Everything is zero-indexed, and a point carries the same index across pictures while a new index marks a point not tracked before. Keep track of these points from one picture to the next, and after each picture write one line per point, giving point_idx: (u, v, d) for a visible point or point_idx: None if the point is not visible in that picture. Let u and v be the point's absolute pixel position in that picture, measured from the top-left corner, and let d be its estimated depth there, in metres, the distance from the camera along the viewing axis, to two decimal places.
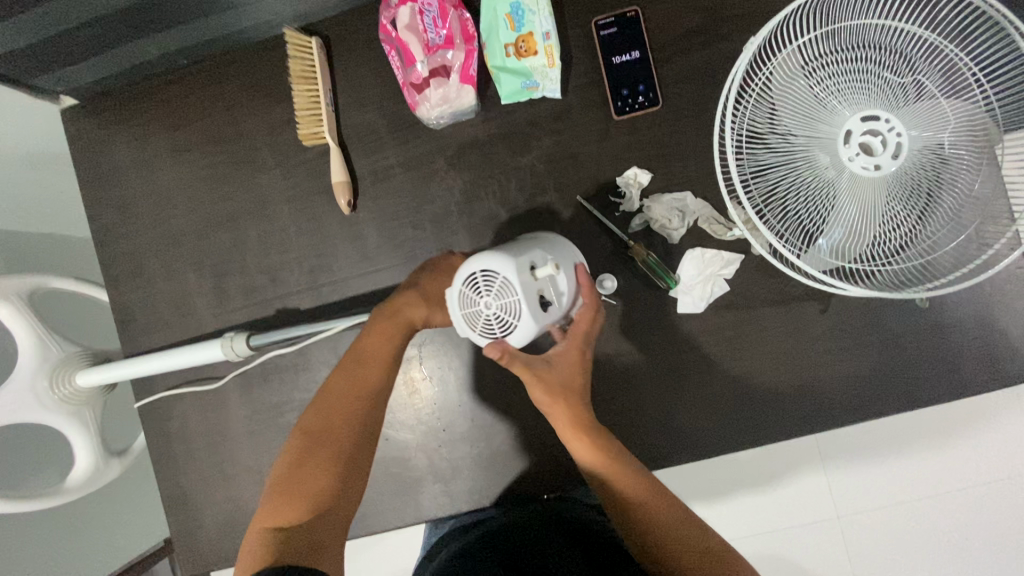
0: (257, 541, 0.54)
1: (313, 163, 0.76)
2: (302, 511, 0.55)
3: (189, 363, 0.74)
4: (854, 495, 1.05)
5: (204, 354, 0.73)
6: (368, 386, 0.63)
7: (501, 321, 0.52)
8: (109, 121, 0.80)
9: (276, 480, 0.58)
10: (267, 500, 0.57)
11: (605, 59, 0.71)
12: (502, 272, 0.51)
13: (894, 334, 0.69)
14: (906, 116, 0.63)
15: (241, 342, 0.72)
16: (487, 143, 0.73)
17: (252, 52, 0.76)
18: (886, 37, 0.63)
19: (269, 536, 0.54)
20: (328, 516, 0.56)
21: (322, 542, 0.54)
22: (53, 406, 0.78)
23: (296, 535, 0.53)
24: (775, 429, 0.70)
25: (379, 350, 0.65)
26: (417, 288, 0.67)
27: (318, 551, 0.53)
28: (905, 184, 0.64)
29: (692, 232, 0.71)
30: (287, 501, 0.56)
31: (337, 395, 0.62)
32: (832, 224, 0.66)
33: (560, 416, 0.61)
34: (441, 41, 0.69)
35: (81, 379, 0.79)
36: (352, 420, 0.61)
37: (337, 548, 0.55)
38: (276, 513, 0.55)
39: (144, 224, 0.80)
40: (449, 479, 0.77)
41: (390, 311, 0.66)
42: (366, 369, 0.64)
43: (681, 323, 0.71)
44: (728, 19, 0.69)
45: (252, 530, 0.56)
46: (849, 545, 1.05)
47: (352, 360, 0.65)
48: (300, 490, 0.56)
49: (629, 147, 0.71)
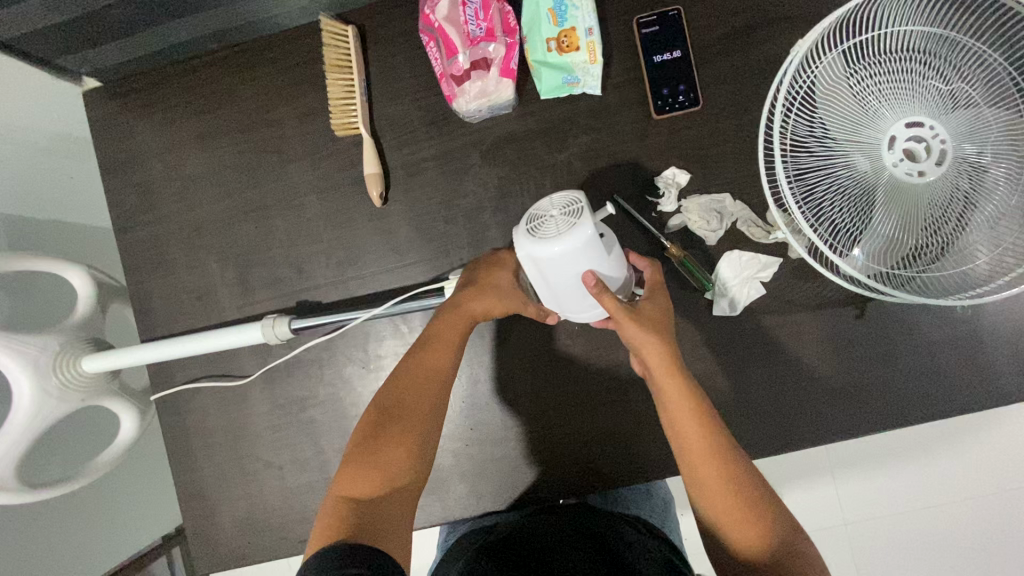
0: (329, 512, 0.54)
1: (345, 153, 0.75)
2: (375, 489, 0.56)
3: (225, 346, 0.71)
4: (863, 502, 1.04)
5: (243, 336, 0.71)
6: (438, 373, 0.62)
7: (564, 221, 0.55)
8: (134, 105, 0.78)
9: (350, 453, 0.58)
10: (341, 468, 0.57)
11: (645, 58, 0.70)
12: (577, 192, 0.57)
13: (932, 342, 0.68)
14: (951, 124, 0.62)
15: (283, 325, 0.70)
16: (524, 139, 0.72)
17: (286, 39, 0.75)
18: (932, 43, 0.62)
19: (344, 508, 0.54)
20: (399, 495, 0.56)
21: (392, 523, 0.54)
22: (48, 385, 0.68)
23: (369, 515, 0.54)
24: (809, 435, 0.69)
25: (448, 337, 0.63)
26: (479, 285, 0.65)
27: (387, 533, 0.53)
28: (949, 190, 0.63)
29: (730, 233, 0.71)
30: (364, 475, 0.56)
31: (406, 376, 0.61)
32: (873, 230, 0.65)
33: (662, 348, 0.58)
34: (482, 34, 0.67)
35: (89, 362, 0.71)
36: (423, 403, 0.60)
37: (402, 531, 0.55)
38: (350, 484, 0.56)
39: (167, 211, 0.78)
40: (475, 478, 0.76)
41: (454, 302, 0.65)
42: (436, 356, 0.62)
43: (716, 325, 0.71)
44: (770, 22, 0.69)
45: (326, 498, 0.56)
46: (857, 552, 1.04)
47: (420, 346, 0.63)
48: (375, 467, 0.56)
49: (667, 147, 0.71)
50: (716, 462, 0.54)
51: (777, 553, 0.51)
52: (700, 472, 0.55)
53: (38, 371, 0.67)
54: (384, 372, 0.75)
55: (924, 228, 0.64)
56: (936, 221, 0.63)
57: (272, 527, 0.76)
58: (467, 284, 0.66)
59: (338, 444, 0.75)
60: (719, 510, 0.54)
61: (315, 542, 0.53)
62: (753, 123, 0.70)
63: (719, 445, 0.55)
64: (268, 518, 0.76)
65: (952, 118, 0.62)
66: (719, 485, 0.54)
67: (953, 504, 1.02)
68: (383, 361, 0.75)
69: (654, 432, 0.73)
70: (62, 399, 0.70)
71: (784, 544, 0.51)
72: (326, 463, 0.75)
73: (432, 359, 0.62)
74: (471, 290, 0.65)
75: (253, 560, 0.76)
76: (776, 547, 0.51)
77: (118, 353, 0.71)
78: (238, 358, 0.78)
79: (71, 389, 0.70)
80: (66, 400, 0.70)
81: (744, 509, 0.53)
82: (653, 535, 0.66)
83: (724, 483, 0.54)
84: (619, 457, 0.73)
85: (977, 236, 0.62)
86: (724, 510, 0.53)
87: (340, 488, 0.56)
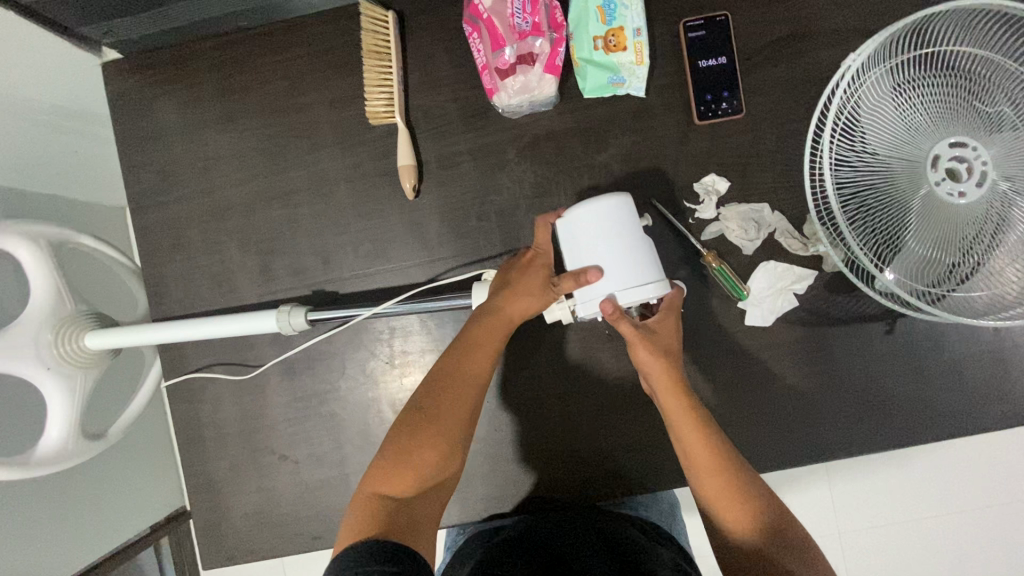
0: (359, 511, 0.51)
1: (378, 143, 0.73)
2: (407, 488, 0.53)
3: (237, 332, 0.68)
4: (862, 511, 0.95)
5: (256, 324, 0.67)
6: (476, 372, 0.59)
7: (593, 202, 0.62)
8: (157, 80, 0.74)
9: (383, 447, 0.55)
10: (374, 462, 0.54)
11: (690, 61, 0.69)
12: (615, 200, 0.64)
13: (959, 360, 0.69)
14: (995, 145, 0.59)
15: (299, 314, 0.67)
16: (563, 138, 0.71)
17: (321, 21, 0.72)
18: (978, 67, 0.61)
19: (377, 506, 0.51)
20: (433, 495, 0.54)
21: (423, 523, 0.52)
22: (53, 328, 0.66)
23: (400, 515, 0.51)
24: (833, 446, 0.70)
25: (487, 340, 0.60)
26: (515, 284, 0.63)
27: (419, 533, 0.51)
28: (990, 212, 0.60)
29: (766, 243, 0.70)
30: (399, 473, 0.53)
31: (440, 370, 0.59)
32: (907, 249, 0.63)
33: (660, 373, 0.59)
34: (529, 28, 0.65)
35: (95, 338, 0.67)
36: (457, 398, 0.57)
37: (431, 532, 0.52)
38: (386, 481, 0.52)
39: (186, 193, 0.75)
40: (495, 480, 0.74)
41: (489, 306, 0.62)
42: (477, 355, 0.60)
43: (749, 335, 0.70)
44: (815, 34, 0.69)
45: (357, 494, 0.53)
46: (848, 564, 0.95)
47: (456, 349, 0.60)
48: (410, 464, 0.53)
49: (707, 153, 0.70)
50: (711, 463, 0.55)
51: (769, 555, 0.50)
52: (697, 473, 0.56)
53: (50, 312, 0.66)
54: (409, 368, 0.73)
55: (960, 249, 0.61)
56: (974, 244, 0.61)
57: (285, 523, 0.74)
58: (502, 288, 0.63)
59: (358, 440, 0.74)
60: (714, 507, 0.54)
61: (347, 539, 0.49)
62: (793, 134, 0.70)
63: (715, 449, 0.55)
64: (281, 514, 0.74)
65: (995, 139, 0.60)
66: (712, 490, 0.54)
67: (971, 518, 0.94)
68: (409, 357, 0.74)
69: None
70: (46, 353, 0.65)
71: (780, 548, 0.50)
72: (345, 458, 0.74)
73: (471, 360, 0.59)
74: (506, 293, 0.62)
75: (264, 556, 0.74)
76: (771, 550, 0.50)
77: (132, 331, 0.68)
78: (256, 348, 0.75)
79: (60, 353, 0.66)
80: (44, 356, 0.65)
81: (739, 506, 0.53)
82: (662, 536, 0.64)
83: (718, 481, 0.54)
84: (643, 462, 0.73)
85: (1006, 261, 0.60)
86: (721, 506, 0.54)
87: (372, 484, 0.52)
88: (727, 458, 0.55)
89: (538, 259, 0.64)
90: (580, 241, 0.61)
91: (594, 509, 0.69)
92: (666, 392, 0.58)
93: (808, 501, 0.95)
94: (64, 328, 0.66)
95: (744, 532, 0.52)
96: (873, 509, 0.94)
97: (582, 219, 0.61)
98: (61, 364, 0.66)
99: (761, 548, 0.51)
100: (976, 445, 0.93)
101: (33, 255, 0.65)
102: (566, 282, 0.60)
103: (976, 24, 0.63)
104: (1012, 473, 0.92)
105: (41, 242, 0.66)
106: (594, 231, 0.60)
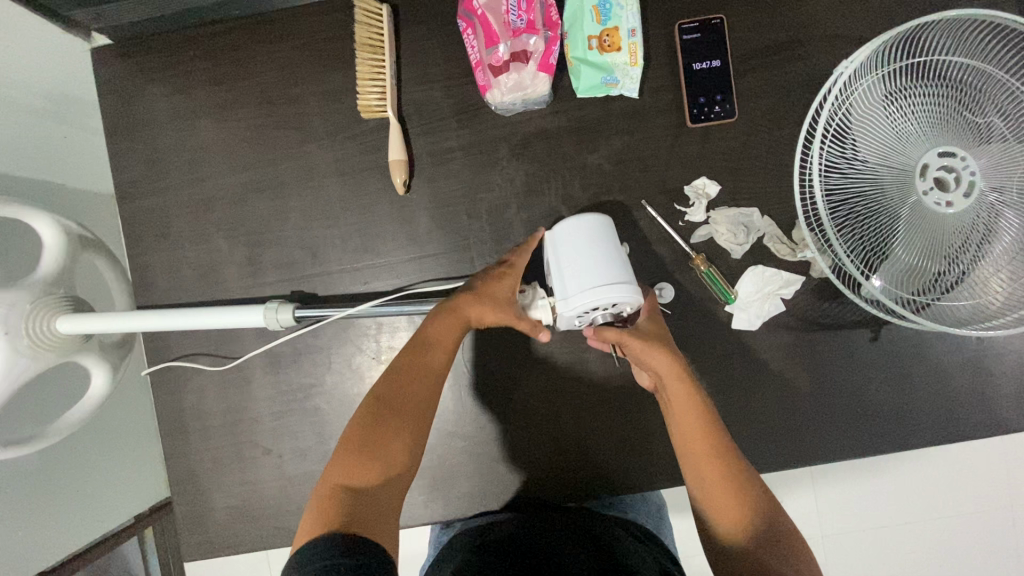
0: (320, 501, 0.49)
1: (370, 136, 0.72)
2: (372, 477, 0.52)
3: (227, 326, 0.68)
4: (843, 514, 0.95)
5: (242, 318, 0.66)
6: (433, 366, 0.59)
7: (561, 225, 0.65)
8: (147, 68, 0.74)
9: (349, 437, 0.54)
10: (338, 454, 0.53)
11: (684, 64, 0.69)
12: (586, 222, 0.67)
13: (942, 368, 0.69)
14: (982, 156, 0.60)
15: (287, 311, 0.66)
16: (555, 137, 0.71)
17: (315, 12, 0.72)
18: (969, 77, 0.62)
19: (338, 497, 0.50)
20: (395, 482, 0.53)
21: (383, 513, 0.50)
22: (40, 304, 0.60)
23: (364, 503, 0.50)
24: (815, 450, 0.70)
25: (442, 341, 0.60)
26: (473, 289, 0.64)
27: (380, 523, 0.49)
28: (976, 222, 0.60)
29: (754, 248, 0.71)
30: (364, 462, 0.52)
31: (401, 364, 0.59)
32: (894, 256, 0.63)
33: (665, 364, 0.58)
34: (524, 26, 0.64)
35: (75, 325, 0.62)
36: (418, 397, 0.57)
37: (393, 522, 0.51)
38: (348, 472, 0.51)
39: (175, 182, 0.74)
40: (479, 478, 0.74)
41: (449, 305, 0.63)
42: (432, 352, 0.60)
43: (735, 339, 0.71)
44: (809, 40, 0.70)
45: (319, 486, 0.51)
46: (828, 566, 0.96)
47: (415, 346, 0.60)
48: (376, 453, 0.53)
49: (699, 156, 0.70)
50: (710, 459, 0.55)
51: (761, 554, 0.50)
52: (695, 469, 0.56)
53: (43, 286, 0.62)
54: None
55: (947, 258, 0.61)
56: (960, 254, 0.61)
57: (267, 516, 0.74)
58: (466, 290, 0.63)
59: (341, 434, 0.74)
60: (709, 505, 0.54)
61: (303, 529, 0.48)
62: (784, 139, 0.70)
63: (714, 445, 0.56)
64: (263, 508, 0.74)
65: (983, 149, 0.60)
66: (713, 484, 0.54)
67: (950, 523, 0.95)
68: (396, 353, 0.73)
69: (662, 443, 0.72)
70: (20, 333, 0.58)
71: (773, 552, 0.50)
72: (329, 451, 0.74)
73: (427, 359, 0.59)
74: (468, 296, 0.63)
75: (245, 549, 0.74)
76: (764, 554, 0.50)
77: (104, 317, 0.64)
78: (242, 340, 0.75)
79: (43, 339, 0.60)
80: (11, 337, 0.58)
81: (734, 505, 0.53)
82: (645, 538, 0.64)
83: (718, 478, 0.54)
84: (626, 464, 0.73)
85: (991, 272, 0.61)
86: (716, 505, 0.54)
87: (334, 475, 0.51)
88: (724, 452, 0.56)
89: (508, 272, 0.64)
90: (559, 255, 0.63)
91: (580, 509, 0.69)
92: (675, 383, 0.58)
93: (791, 504, 0.95)
94: (49, 306, 0.61)
95: (736, 534, 0.52)
96: (855, 512, 0.95)
97: (557, 237, 0.64)
98: (27, 344, 0.59)
99: (753, 552, 0.50)
100: (961, 452, 0.94)
101: (52, 234, 0.62)
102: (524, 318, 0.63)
103: (969, 35, 0.64)
104: (991, 479, 0.94)
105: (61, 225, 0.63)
106: (567, 245, 0.62)
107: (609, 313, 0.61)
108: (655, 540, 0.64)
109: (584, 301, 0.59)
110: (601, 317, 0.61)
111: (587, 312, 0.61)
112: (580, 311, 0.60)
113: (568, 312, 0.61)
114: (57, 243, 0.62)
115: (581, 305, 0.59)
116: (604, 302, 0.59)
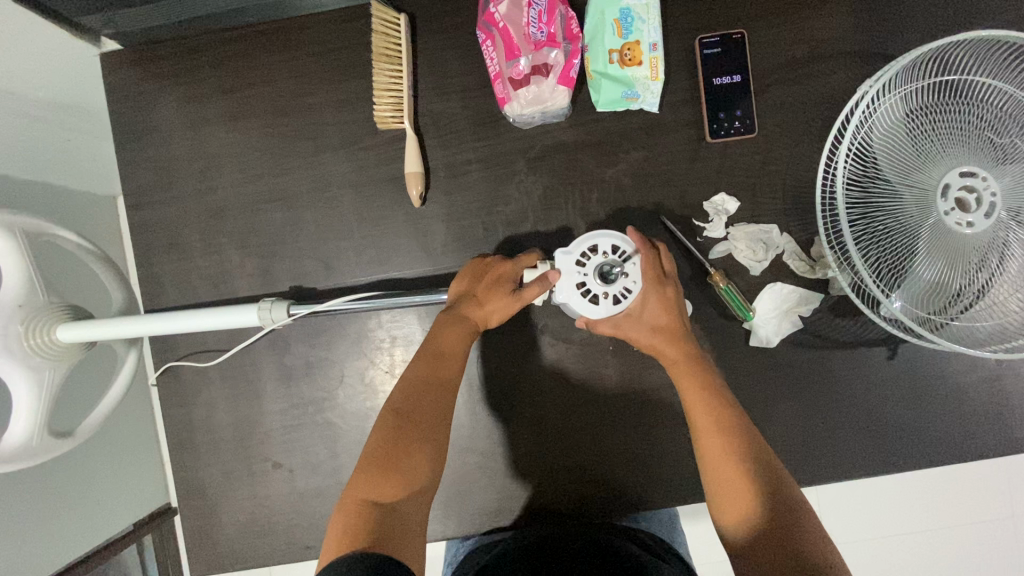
0: (346, 519, 0.46)
1: (386, 147, 0.71)
2: (398, 491, 0.48)
3: (215, 325, 0.65)
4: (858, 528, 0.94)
5: (235, 319, 0.64)
6: (445, 373, 0.57)
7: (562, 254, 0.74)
8: (159, 74, 0.72)
9: (369, 452, 0.51)
10: (358, 469, 0.50)
11: (704, 78, 0.69)
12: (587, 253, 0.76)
13: (958, 386, 0.69)
14: (1004, 176, 0.59)
15: (281, 309, 0.64)
16: (574, 150, 0.70)
17: (333, 20, 0.71)
18: (990, 98, 0.62)
19: (360, 513, 0.46)
20: (420, 497, 0.49)
21: (409, 531, 0.47)
22: (51, 304, 0.60)
23: (391, 520, 0.46)
24: (832, 468, 0.70)
25: (452, 343, 0.59)
26: (477, 295, 0.63)
27: (405, 540, 0.46)
28: (996, 242, 0.59)
29: (772, 265, 0.70)
30: (387, 475, 0.49)
31: (420, 368, 0.57)
32: (913, 275, 0.62)
33: (659, 315, 0.62)
34: (545, 38, 0.63)
35: (68, 329, 0.59)
36: (436, 405, 0.55)
37: (419, 544, 0.47)
38: (372, 485, 0.48)
39: (186, 192, 0.73)
40: (494, 494, 0.74)
41: (457, 315, 0.62)
42: (446, 358, 0.58)
43: (753, 357, 0.70)
44: (830, 57, 0.69)
45: (340, 502, 0.48)
46: None
47: (428, 352, 0.59)
48: (400, 464, 0.50)
49: (718, 171, 0.70)
50: (720, 438, 0.53)
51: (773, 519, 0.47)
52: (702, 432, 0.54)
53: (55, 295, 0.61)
54: None
55: (967, 276, 0.60)
56: (979, 273, 0.60)
57: (278, 531, 0.73)
58: (467, 294, 0.64)
59: (354, 448, 0.73)
60: (718, 484, 0.51)
61: (329, 549, 0.45)
62: (804, 156, 0.70)
63: (721, 413, 0.54)
64: (274, 523, 0.73)
65: (1005, 170, 0.59)
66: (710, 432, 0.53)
67: None
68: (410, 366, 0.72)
69: (677, 459, 0.72)
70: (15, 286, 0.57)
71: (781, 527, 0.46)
72: (340, 465, 0.73)
73: (441, 367, 0.58)
74: (474, 305, 0.63)
75: (254, 565, 0.73)
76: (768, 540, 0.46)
77: (101, 322, 0.61)
78: (253, 354, 0.74)
79: (30, 310, 0.58)
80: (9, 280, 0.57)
81: (739, 480, 0.50)
82: (667, 553, 0.61)
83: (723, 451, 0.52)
84: (641, 481, 0.72)
85: (1009, 292, 0.60)
86: (725, 484, 0.50)
87: (355, 490, 0.48)
88: (728, 406, 0.55)
89: (508, 266, 0.65)
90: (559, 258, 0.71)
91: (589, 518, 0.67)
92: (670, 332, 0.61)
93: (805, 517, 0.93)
94: (52, 314, 0.59)
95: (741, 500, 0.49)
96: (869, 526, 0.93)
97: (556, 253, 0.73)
98: (16, 329, 0.56)
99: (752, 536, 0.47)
100: None
101: (92, 253, 0.62)
102: (532, 290, 0.62)
103: (994, 55, 0.64)
104: None
105: (100, 255, 0.63)
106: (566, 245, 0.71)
107: (609, 258, 0.64)
108: (671, 549, 0.62)
109: (580, 243, 0.64)
110: (601, 264, 0.64)
111: (587, 260, 0.64)
112: (580, 257, 0.64)
113: (569, 261, 0.64)
114: (92, 259, 0.62)
115: (579, 246, 0.64)
116: (599, 242, 0.64)
